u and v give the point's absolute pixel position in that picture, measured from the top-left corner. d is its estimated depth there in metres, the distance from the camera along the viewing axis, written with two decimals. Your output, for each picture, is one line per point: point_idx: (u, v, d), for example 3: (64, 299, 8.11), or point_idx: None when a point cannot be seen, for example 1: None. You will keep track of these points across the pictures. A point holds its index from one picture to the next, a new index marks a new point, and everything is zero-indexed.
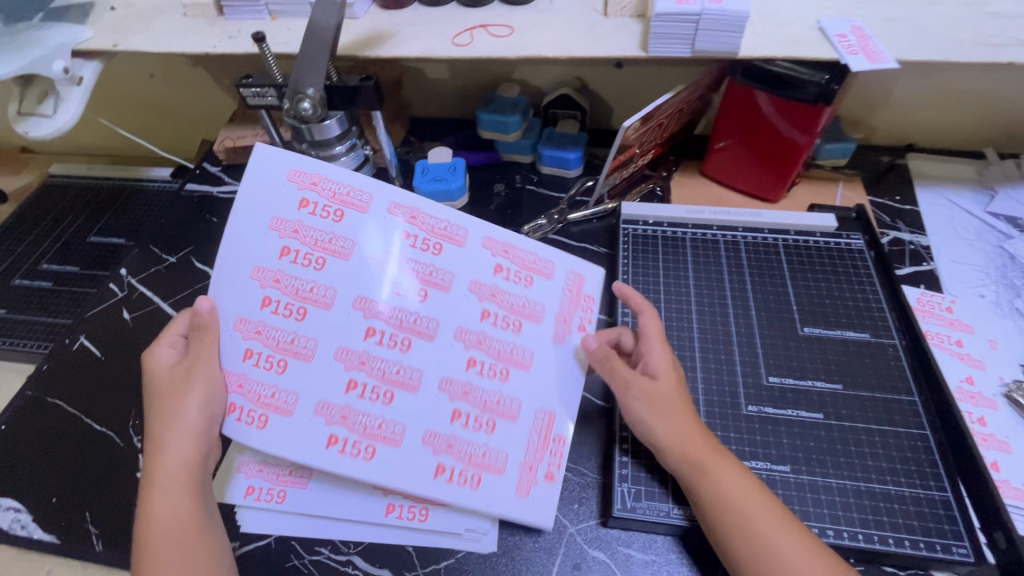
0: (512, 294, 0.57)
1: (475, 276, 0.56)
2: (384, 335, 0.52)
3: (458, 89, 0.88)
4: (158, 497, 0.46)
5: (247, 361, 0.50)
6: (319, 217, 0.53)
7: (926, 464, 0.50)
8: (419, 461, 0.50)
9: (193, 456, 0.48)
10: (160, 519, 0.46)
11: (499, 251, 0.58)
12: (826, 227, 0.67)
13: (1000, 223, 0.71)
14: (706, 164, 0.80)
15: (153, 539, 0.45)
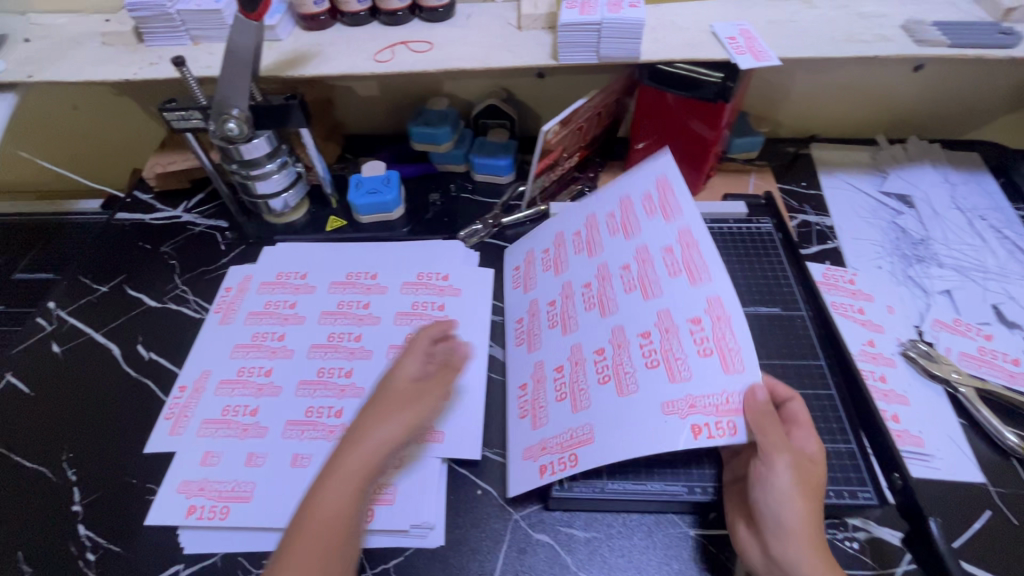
0: (692, 339, 0.52)
1: (672, 305, 0.55)
2: (550, 302, 0.64)
3: (389, 105, 0.90)
4: (328, 493, 0.43)
5: (384, 413, 0.57)
6: (575, 242, 0.67)
7: (832, 420, 0.55)
8: (534, 437, 0.55)
9: (374, 463, 0.45)
10: (314, 511, 0.43)
11: (688, 269, 0.56)
12: (737, 213, 0.73)
13: (893, 200, 0.79)
14: (630, 163, 0.85)
15: (309, 530, 0.42)
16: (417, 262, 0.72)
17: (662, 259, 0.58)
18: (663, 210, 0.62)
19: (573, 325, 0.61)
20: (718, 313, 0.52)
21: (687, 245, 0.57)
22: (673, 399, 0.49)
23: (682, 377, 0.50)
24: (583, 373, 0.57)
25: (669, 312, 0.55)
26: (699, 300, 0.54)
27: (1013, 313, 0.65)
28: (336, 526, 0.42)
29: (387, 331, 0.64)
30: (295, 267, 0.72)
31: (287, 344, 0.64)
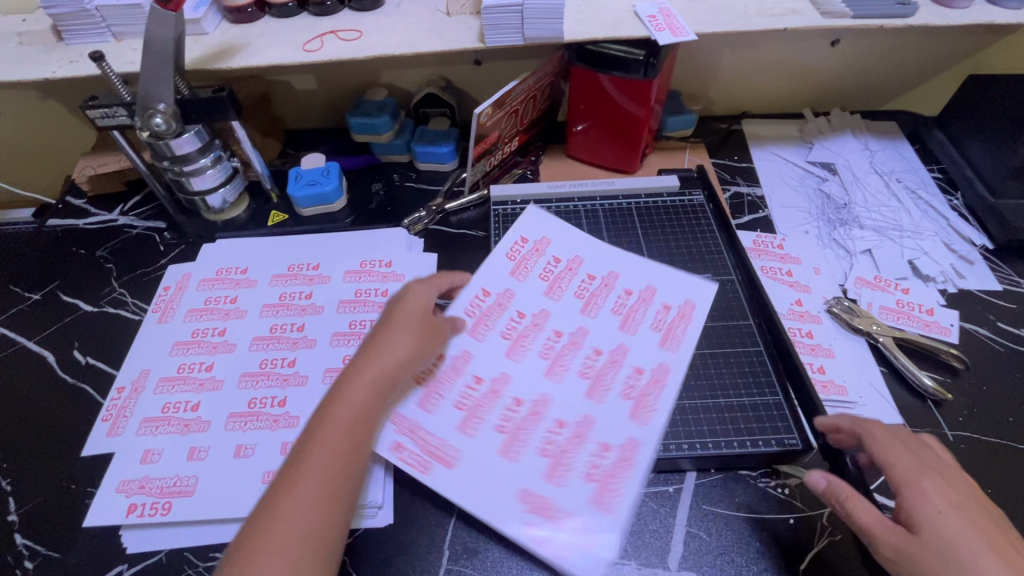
0: (653, 403, 0.55)
1: (654, 393, 0.56)
2: (512, 322, 0.62)
3: (328, 98, 0.90)
4: (355, 394, 0.46)
5: (335, 400, 0.58)
6: (582, 285, 0.66)
7: (761, 375, 0.59)
8: (432, 446, 0.53)
9: (388, 373, 0.49)
10: (314, 429, 0.44)
11: (675, 342, 0.60)
12: (671, 187, 0.76)
13: (818, 168, 0.83)
14: (570, 146, 0.87)
15: (323, 436, 0.43)
16: (361, 250, 0.72)
17: (644, 320, 0.62)
18: (632, 313, 0.63)
19: (530, 324, 0.62)
20: (659, 380, 0.57)
21: (682, 315, 0.62)
22: (592, 494, 0.50)
23: (631, 446, 0.52)
24: (529, 427, 0.54)
25: (632, 399, 0.55)
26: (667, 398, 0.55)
27: (927, 267, 0.70)
28: (359, 422, 0.45)
29: (331, 320, 0.64)
30: (235, 262, 0.71)
31: (228, 338, 0.63)
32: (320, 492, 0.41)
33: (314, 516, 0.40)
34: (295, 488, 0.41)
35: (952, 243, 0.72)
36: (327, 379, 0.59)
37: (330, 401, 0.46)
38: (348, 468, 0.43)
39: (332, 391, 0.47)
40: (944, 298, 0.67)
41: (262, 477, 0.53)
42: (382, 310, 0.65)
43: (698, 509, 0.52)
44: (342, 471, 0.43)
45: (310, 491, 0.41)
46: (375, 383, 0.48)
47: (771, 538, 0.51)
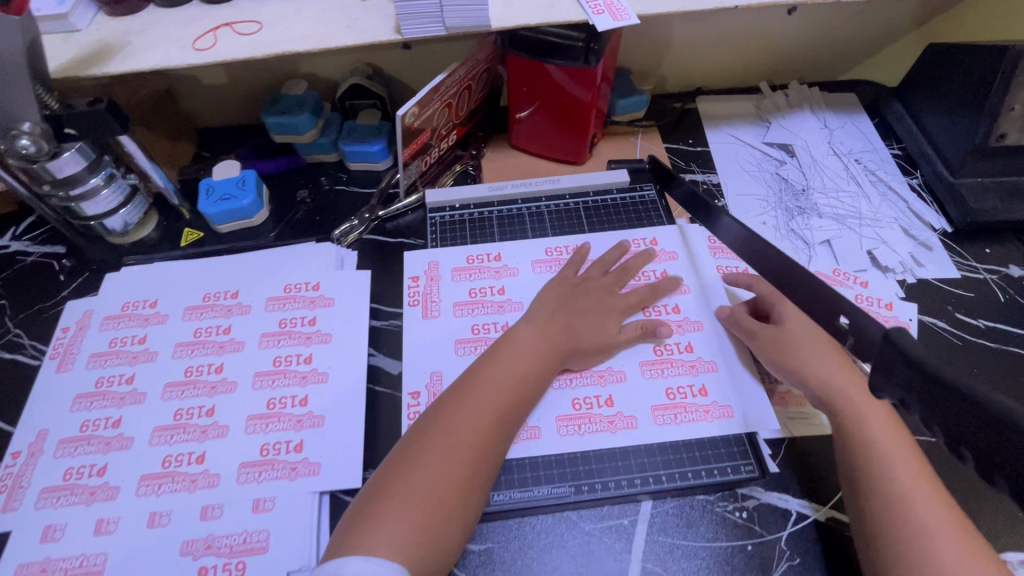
0: (585, 471, 0.52)
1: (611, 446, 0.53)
2: (480, 289, 0.65)
3: (242, 93, 0.80)
4: (510, 366, 0.52)
5: (263, 452, 0.53)
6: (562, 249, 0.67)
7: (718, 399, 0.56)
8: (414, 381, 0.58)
9: (556, 352, 0.55)
10: (474, 386, 0.51)
11: (672, 420, 0.55)
12: (620, 183, 0.71)
13: (776, 150, 0.78)
14: (513, 135, 0.80)
15: (471, 396, 0.50)
16: (286, 272, 0.66)
17: (668, 381, 0.57)
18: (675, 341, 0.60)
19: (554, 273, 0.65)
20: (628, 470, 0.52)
21: (707, 412, 0.55)
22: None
23: (531, 435, 0.54)
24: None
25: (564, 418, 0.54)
26: (596, 441, 0.54)
27: (887, 257, 0.67)
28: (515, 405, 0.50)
29: (253, 358, 0.58)
30: (142, 294, 0.64)
31: (137, 386, 0.57)
32: (471, 441, 0.47)
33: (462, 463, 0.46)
34: (446, 428, 0.47)
35: (911, 228, 0.69)
36: (249, 428, 0.54)
37: (486, 371, 0.52)
38: (496, 430, 0.49)
39: (483, 360, 0.54)
40: (903, 289, 0.65)
41: (180, 548, 0.48)
42: (310, 341, 0.60)
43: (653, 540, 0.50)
44: (492, 427, 0.49)
45: (457, 437, 0.47)
46: (532, 359, 0.53)
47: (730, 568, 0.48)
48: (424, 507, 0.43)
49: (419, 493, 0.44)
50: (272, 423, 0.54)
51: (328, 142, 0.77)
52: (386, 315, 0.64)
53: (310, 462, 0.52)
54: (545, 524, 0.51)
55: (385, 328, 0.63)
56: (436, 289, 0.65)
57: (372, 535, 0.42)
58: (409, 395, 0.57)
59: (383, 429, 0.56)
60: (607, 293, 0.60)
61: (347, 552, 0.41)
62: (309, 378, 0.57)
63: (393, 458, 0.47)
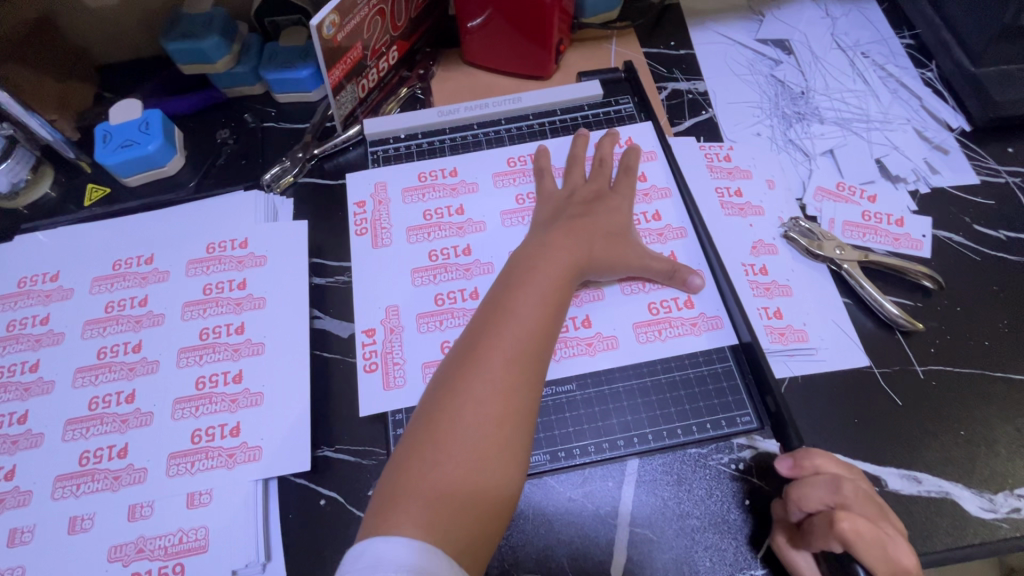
0: (561, 414, 0.47)
1: (589, 372, 0.48)
2: (437, 210, 0.56)
3: (135, 17, 0.67)
4: (527, 296, 0.43)
5: (195, 441, 0.46)
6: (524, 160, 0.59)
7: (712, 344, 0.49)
8: (370, 315, 0.51)
9: (570, 267, 0.46)
10: (495, 305, 0.43)
11: (656, 336, 0.49)
12: (591, 97, 0.61)
13: (770, 49, 0.67)
14: (465, 49, 0.68)
15: (490, 339, 0.40)
16: (209, 230, 0.56)
17: (650, 295, 0.51)
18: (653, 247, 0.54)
19: (524, 191, 0.57)
20: (614, 417, 0.47)
21: (694, 324, 0.50)
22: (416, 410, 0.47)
23: None
24: (400, 346, 0.50)
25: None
26: (573, 365, 0.48)
27: (897, 165, 0.58)
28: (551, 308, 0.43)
29: (175, 333, 0.50)
30: (37, 267, 0.55)
31: (43, 374, 0.49)
32: (502, 393, 0.38)
33: (500, 393, 0.38)
34: (466, 383, 0.38)
35: (925, 130, 0.61)
36: (176, 413, 0.47)
37: (502, 307, 0.42)
38: (527, 373, 0.39)
39: (494, 296, 0.44)
40: (915, 202, 0.57)
41: (107, 553, 0.42)
42: (240, 308, 0.52)
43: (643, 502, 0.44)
44: (523, 365, 0.39)
45: (481, 393, 0.38)
46: (546, 280, 0.44)
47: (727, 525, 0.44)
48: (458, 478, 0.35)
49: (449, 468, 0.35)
50: (202, 406, 0.47)
51: (246, 69, 0.65)
52: (331, 271, 0.56)
53: (249, 447, 0.46)
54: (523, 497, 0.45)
55: (330, 286, 0.55)
56: (386, 213, 0.56)
57: (400, 514, 0.34)
58: (364, 332, 0.51)
59: (333, 402, 0.50)
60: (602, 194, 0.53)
61: (373, 537, 0.34)
62: (242, 351, 0.50)
63: (416, 419, 0.39)
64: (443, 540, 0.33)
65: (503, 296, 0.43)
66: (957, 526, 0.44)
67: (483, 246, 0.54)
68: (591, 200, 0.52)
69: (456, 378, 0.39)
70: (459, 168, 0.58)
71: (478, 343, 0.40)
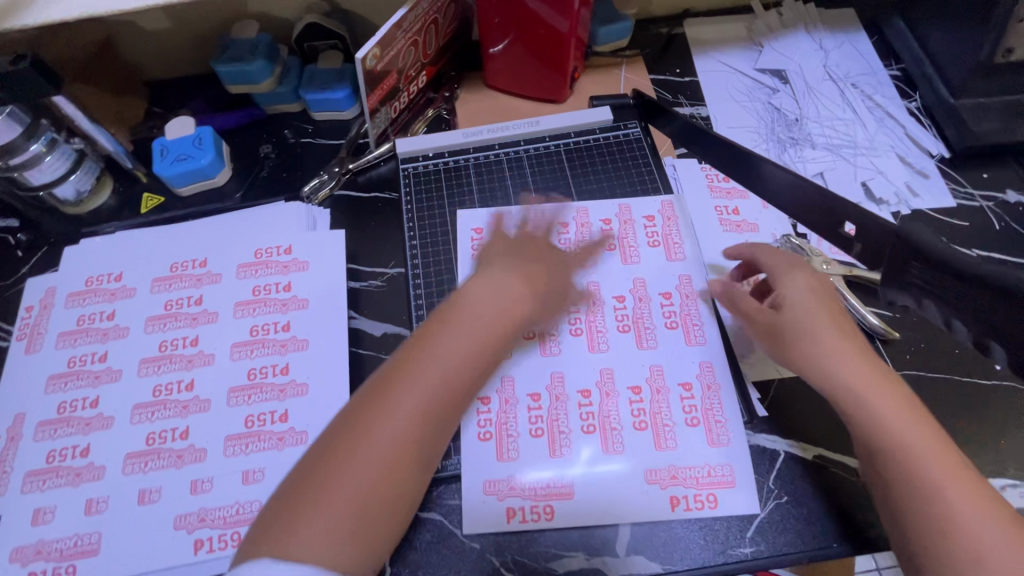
0: (629, 409, 0.53)
1: (617, 366, 0.55)
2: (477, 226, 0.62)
3: (186, 40, 0.73)
4: (443, 345, 0.44)
5: (249, 425, 0.52)
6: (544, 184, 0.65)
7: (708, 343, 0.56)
8: None
9: (502, 316, 0.47)
10: (418, 342, 0.45)
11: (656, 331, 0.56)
12: (603, 121, 0.67)
13: (768, 78, 0.73)
14: (487, 73, 0.74)
15: (400, 381, 0.42)
16: (256, 237, 0.62)
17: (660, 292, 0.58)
18: (671, 243, 0.61)
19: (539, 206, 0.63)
20: (650, 400, 0.53)
21: (688, 330, 0.56)
22: (529, 476, 0.50)
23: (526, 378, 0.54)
24: None
25: (563, 377, 0.54)
26: (592, 367, 0.55)
27: (881, 189, 0.64)
28: (474, 362, 0.45)
29: (228, 329, 0.56)
30: (103, 268, 0.61)
31: (112, 364, 0.55)
32: (416, 419, 0.41)
33: (406, 432, 0.40)
34: (373, 422, 0.40)
35: (908, 156, 0.66)
36: (231, 401, 0.53)
37: (417, 343, 0.45)
38: (431, 416, 0.42)
39: (413, 338, 0.45)
40: (898, 222, 0.63)
41: (174, 522, 0.48)
42: (286, 308, 0.58)
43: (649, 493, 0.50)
44: (439, 401, 0.42)
45: (383, 439, 0.40)
46: (473, 324, 0.46)
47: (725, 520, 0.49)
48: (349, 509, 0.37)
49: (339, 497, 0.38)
50: (254, 394, 0.53)
51: (287, 89, 0.71)
52: (365, 276, 0.62)
53: (296, 432, 0.52)
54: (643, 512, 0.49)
55: (365, 290, 0.61)
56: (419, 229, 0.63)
57: (299, 535, 0.36)
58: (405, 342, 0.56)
59: None
60: None
61: (248, 564, 0.35)
62: (288, 346, 0.56)
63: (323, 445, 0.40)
64: (342, 552, 0.37)
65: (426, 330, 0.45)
66: None
67: None
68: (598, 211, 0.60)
69: (364, 414, 0.41)
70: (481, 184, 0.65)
71: (395, 377, 0.42)
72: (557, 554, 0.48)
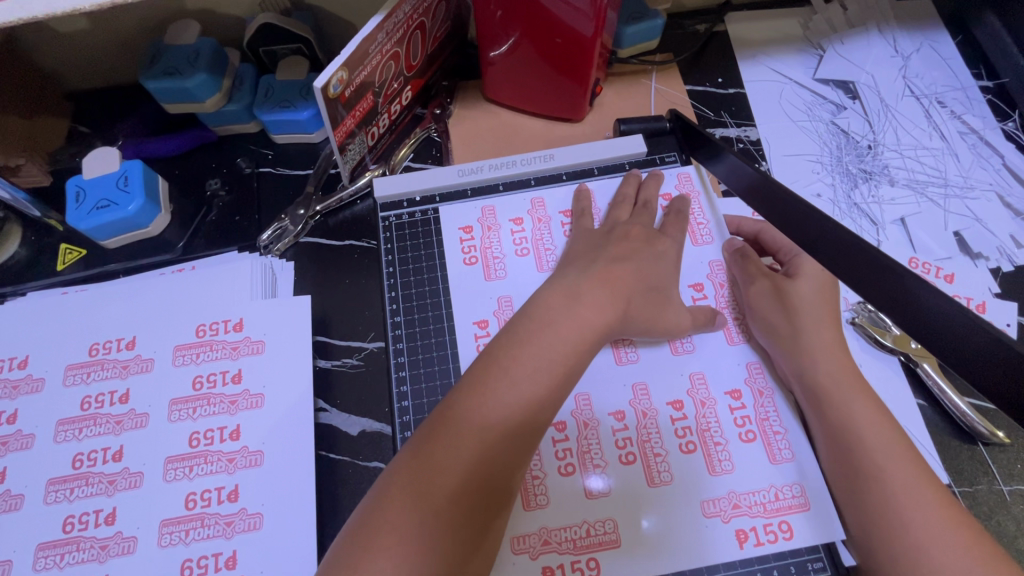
0: (672, 428, 0.42)
1: (652, 382, 0.44)
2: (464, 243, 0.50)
3: (109, 44, 0.58)
4: (522, 365, 0.36)
5: (185, 573, 0.41)
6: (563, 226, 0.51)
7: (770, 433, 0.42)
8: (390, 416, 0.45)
9: (590, 326, 0.39)
10: (512, 344, 0.37)
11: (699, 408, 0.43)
12: (635, 154, 0.54)
13: (831, 90, 0.60)
14: (488, 85, 0.60)
15: (469, 408, 0.35)
16: (198, 307, 0.50)
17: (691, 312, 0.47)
18: (696, 224, 0.51)
19: (549, 258, 0.49)
20: (677, 429, 0.42)
21: (755, 435, 0.42)
22: (563, 523, 0.39)
23: (536, 502, 0.40)
24: None
25: (590, 400, 0.43)
26: (621, 385, 0.44)
27: (977, 241, 0.51)
28: (557, 377, 0.36)
29: (162, 437, 0.45)
30: (1, 350, 0.48)
31: (14, 487, 0.43)
32: (481, 456, 0.33)
33: (472, 472, 0.33)
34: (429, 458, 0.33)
35: (1008, 196, 0.53)
36: (163, 539, 0.42)
37: (496, 362, 0.36)
38: (504, 453, 0.34)
39: (488, 352, 0.37)
40: (998, 282, 0.51)
41: None
42: (235, 408, 0.46)
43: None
44: (511, 437, 0.34)
45: (447, 478, 0.33)
46: (559, 344, 0.37)
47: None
48: (399, 574, 0.30)
49: (395, 557, 0.30)
50: (192, 530, 0.42)
51: (239, 108, 0.57)
52: (336, 353, 0.50)
53: None
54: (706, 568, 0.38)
55: (338, 370, 0.49)
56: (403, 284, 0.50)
57: None
58: None
59: (341, 517, 0.44)
60: None
61: None
62: (237, 462, 0.44)
63: (377, 494, 0.33)
64: None
65: (542, 324, 0.38)
66: None
67: None
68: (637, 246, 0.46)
69: (426, 452, 0.33)
70: (479, 232, 0.51)
71: (463, 401, 0.35)
72: None
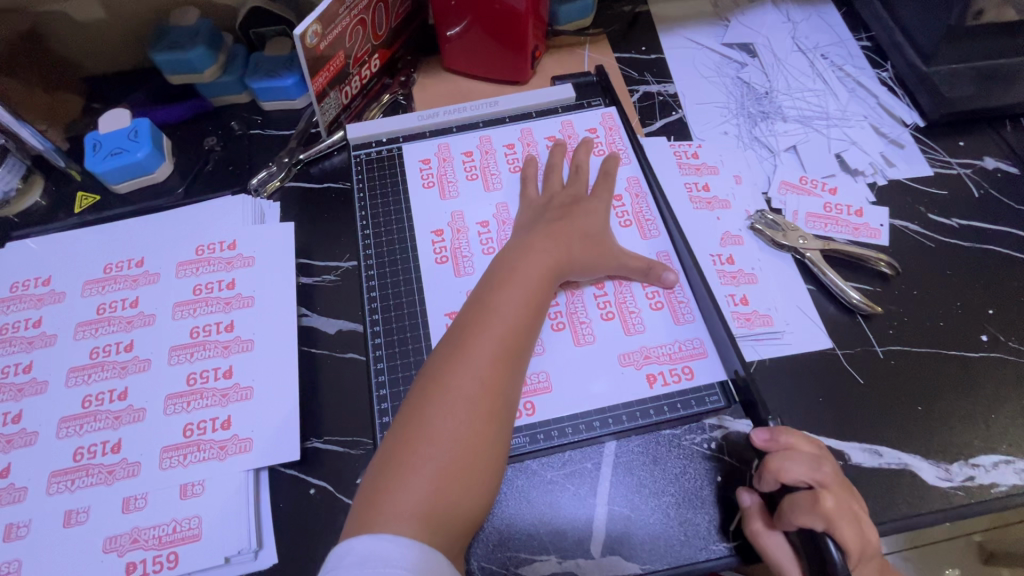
0: (595, 302, 0.53)
1: None
2: (428, 173, 0.61)
3: (121, 29, 0.69)
4: (505, 304, 0.46)
5: (188, 435, 0.47)
6: (508, 156, 0.61)
7: (674, 305, 0.53)
8: None
9: (547, 272, 0.49)
10: (492, 291, 0.47)
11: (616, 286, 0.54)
12: (565, 99, 0.64)
13: (736, 52, 0.71)
14: (445, 56, 0.70)
15: (470, 344, 0.43)
16: (199, 234, 0.58)
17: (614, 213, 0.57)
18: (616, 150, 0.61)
19: (496, 181, 0.60)
20: (602, 301, 0.53)
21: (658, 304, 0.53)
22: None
23: None
24: None
25: None
26: None
27: (856, 160, 0.62)
28: (532, 310, 0.47)
29: (167, 332, 0.52)
30: (28, 271, 0.56)
31: (37, 375, 0.50)
32: (488, 373, 0.42)
33: (483, 387, 0.42)
34: (453, 377, 0.42)
35: (881, 126, 0.64)
36: (168, 408, 0.48)
37: (485, 304, 0.46)
38: (508, 369, 0.43)
39: (477, 298, 0.47)
40: (874, 193, 0.60)
41: (102, 545, 0.43)
42: (229, 307, 0.53)
43: (602, 426, 0.48)
44: (508, 357, 0.43)
45: (462, 394, 0.41)
46: (530, 286, 0.48)
47: (695, 469, 0.48)
48: (437, 472, 0.38)
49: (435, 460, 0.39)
50: (193, 401, 0.49)
51: (232, 79, 0.67)
52: (317, 271, 0.58)
53: (240, 439, 0.47)
54: (626, 404, 0.48)
55: (318, 284, 0.57)
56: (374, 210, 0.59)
57: (394, 506, 0.37)
58: None
59: (322, 397, 0.51)
60: (585, 200, 0.56)
61: (366, 532, 0.36)
62: (232, 348, 0.51)
63: (406, 417, 0.41)
64: (443, 506, 0.38)
65: (514, 272, 0.48)
66: (916, 497, 0.46)
67: (470, 238, 0.57)
68: (571, 204, 0.55)
69: (443, 376, 0.42)
70: (438, 166, 0.61)
71: (464, 334, 0.44)
72: (528, 558, 0.45)
